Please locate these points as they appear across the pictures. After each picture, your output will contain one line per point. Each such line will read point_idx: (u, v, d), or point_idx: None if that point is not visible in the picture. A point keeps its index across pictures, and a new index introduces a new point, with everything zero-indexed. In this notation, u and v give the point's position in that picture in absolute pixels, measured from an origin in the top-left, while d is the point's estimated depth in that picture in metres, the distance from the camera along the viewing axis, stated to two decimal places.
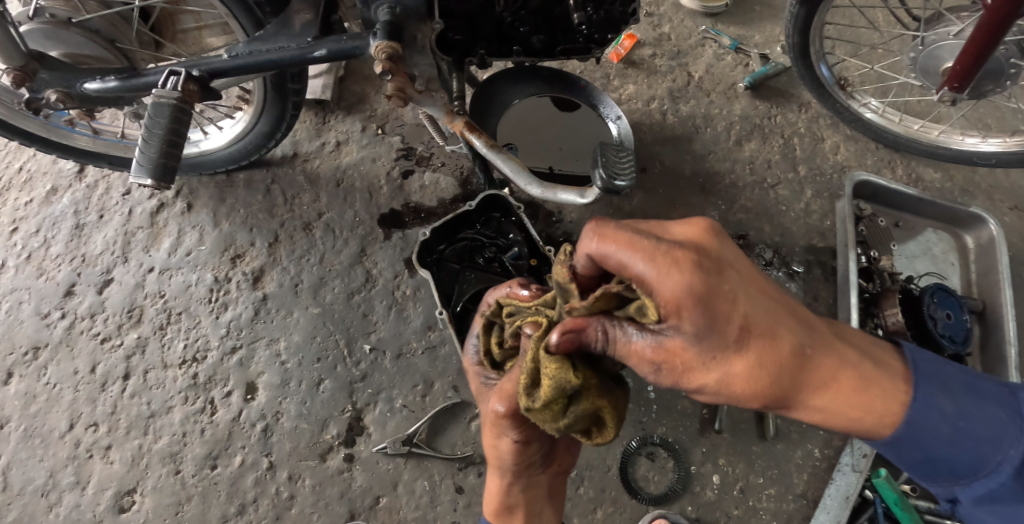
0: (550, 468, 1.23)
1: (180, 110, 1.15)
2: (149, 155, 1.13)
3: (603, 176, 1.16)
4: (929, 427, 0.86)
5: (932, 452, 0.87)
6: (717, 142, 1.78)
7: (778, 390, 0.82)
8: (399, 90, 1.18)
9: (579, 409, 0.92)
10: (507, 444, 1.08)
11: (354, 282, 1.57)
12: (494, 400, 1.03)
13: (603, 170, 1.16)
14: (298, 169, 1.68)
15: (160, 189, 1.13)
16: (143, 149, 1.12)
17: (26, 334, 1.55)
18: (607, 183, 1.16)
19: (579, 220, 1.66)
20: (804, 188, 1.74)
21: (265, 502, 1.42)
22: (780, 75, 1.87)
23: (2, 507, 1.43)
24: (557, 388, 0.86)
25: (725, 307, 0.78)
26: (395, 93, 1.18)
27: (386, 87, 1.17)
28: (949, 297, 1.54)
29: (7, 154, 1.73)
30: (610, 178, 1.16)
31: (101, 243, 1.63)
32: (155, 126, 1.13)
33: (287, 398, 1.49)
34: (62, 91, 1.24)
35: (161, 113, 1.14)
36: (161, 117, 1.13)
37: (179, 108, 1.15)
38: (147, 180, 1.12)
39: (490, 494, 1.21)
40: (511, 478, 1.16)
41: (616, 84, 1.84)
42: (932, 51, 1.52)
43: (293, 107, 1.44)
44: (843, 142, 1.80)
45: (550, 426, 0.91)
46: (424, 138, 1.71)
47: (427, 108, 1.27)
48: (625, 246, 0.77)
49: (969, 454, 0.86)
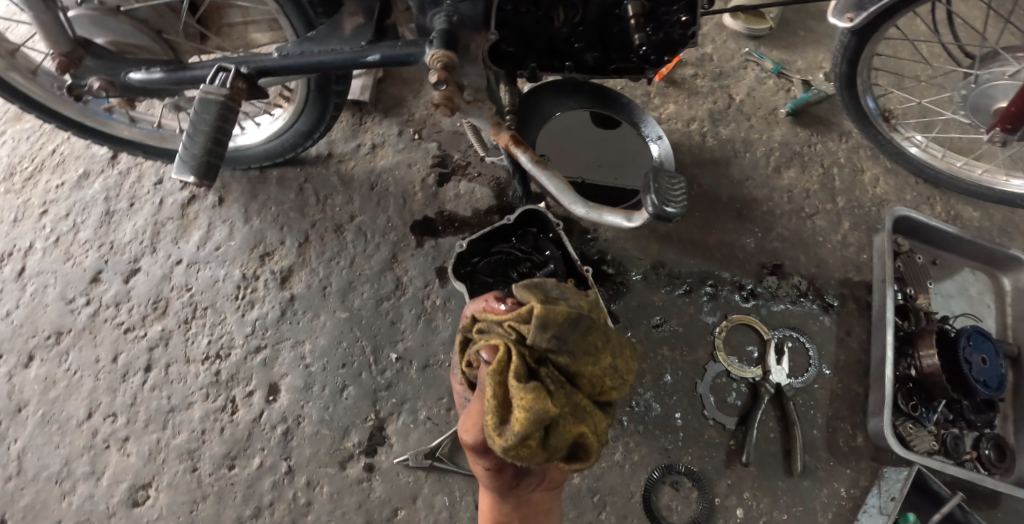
0: (541, 485, 1.10)
1: (228, 108, 1.12)
2: (193, 151, 1.10)
3: (654, 202, 1.14)
4: None
5: None
6: (756, 168, 1.75)
7: None
8: (447, 99, 1.13)
9: (553, 440, 0.95)
10: (480, 469, 1.01)
11: (383, 289, 1.55)
12: (464, 432, 0.98)
13: (654, 196, 1.14)
14: (332, 169, 1.66)
15: (201, 186, 1.10)
16: (187, 145, 1.10)
17: (49, 318, 1.53)
18: (657, 209, 1.14)
19: (614, 239, 1.64)
20: (842, 220, 1.71)
21: (281, 507, 1.40)
22: (822, 103, 1.85)
23: (16, 492, 1.41)
24: (532, 420, 0.89)
25: None
26: (443, 102, 1.13)
27: (435, 96, 1.13)
28: (985, 341, 1.50)
29: (41, 136, 1.73)
30: (660, 204, 1.14)
31: (130, 231, 1.61)
32: (200, 122, 1.10)
33: (309, 402, 1.46)
34: (106, 80, 1.21)
35: (207, 110, 1.11)
36: (207, 113, 1.11)
37: (226, 105, 1.12)
38: (189, 177, 1.09)
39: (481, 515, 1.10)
40: (499, 496, 1.07)
41: (657, 103, 1.82)
42: (984, 90, 1.50)
43: (335, 109, 1.42)
44: (883, 174, 1.77)
45: (529, 462, 0.92)
46: (461, 147, 1.69)
47: (474, 119, 1.23)
48: None
49: None
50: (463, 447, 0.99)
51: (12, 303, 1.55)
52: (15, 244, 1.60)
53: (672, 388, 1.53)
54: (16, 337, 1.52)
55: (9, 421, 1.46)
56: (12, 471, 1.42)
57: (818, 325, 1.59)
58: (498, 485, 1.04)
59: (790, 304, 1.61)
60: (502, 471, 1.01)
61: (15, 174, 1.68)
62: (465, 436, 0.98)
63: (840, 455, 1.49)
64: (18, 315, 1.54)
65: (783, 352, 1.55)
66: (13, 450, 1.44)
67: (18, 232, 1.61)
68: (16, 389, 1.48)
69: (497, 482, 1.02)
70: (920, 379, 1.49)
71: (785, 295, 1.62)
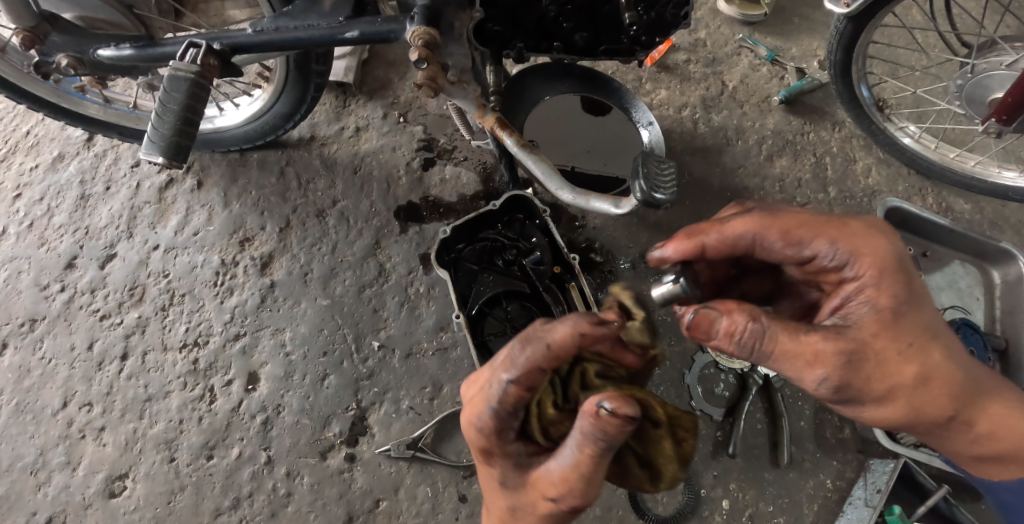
0: None
1: (199, 86, 1.07)
2: (161, 131, 1.05)
3: (643, 188, 1.11)
4: None
5: None
6: (748, 156, 1.73)
7: (914, 387, 0.86)
8: (431, 79, 1.09)
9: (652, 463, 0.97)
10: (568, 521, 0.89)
11: (366, 276, 1.52)
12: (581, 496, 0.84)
13: (643, 181, 1.11)
14: (314, 153, 1.62)
15: (170, 167, 1.05)
16: (156, 124, 1.05)
17: (23, 305, 1.49)
18: (647, 195, 1.11)
19: (603, 226, 1.61)
20: (834, 210, 1.69)
21: (260, 498, 1.37)
22: (816, 91, 1.82)
23: None
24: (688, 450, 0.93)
25: (863, 359, 0.82)
26: (426, 82, 1.10)
27: (418, 76, 1.09)
28: (974, 333, 1.49)
29: (15, 118, 1.67)
30: (650, 191, 1.11)
31: (106, 216, 1.56)
32: (170, 100, 1.05)
33: (290, 391, 1.43)
34: (74, 57, 1.17)
35: (177, 87, 1.06)
36: (177, 91, 1.06)
37: (196, 83, 1.07)
38: (157, 158, 1.04)
39: None
40: None
41: (648, 88, 1.79)
42: (981, 79, 1.47)
43: (316, 90, 1.37)
44: (875, 164, 1.75)
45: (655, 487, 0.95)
46: (447, 130, 1.65)
47: (457, 101, 1.19)
48: (795, 359, 0.81)
49: None
50: (572, 509, 0.85)
51: None
52: None
53: (659, 379, 1.51)
54: None
55: None
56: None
57: None
58: None
59: None
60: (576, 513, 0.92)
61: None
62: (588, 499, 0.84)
63: (827, 447, 1.47)
64: None
65: None
66: None
67: None
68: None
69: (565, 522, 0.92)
70: None
71: None
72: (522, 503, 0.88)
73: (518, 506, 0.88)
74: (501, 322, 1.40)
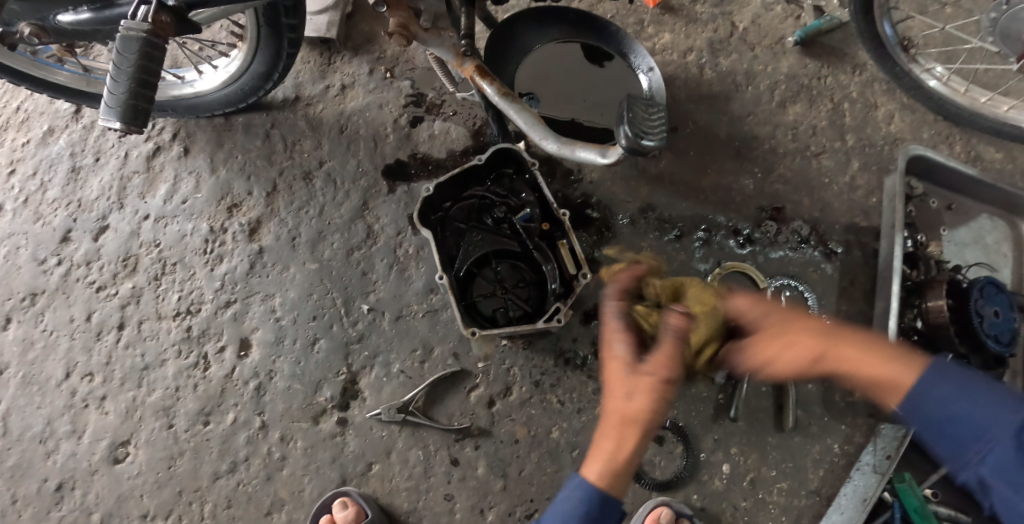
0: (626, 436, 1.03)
1: (151, 45, 1.07)
2: (118, 95, 1.06)
3: (629, 134, 1.03)
4: (938, 394, 0.92)
5: (942, 432, 0.91)
6: (758, 103, 1.62)
7: None
8: (402, 27, 1.16)
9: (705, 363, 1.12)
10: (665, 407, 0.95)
11: (354, 238, 1.48)
12: (670, 366, 0.95)
13: (628, 127, 1.03)
14: (299, 114, 1.56)
15: (131, 132, 1.06)
16: (111, 88, 1.05)
17: (23, 279, 1.48)
18: (632, 140, 1.03)
19: (600, 181, 1.53)
20: (851, 160, 1.58)
21: (256, 461, 1.38)
22: (835, 31, 1.68)
23: (3, 452, 1.41)
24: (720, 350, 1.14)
25: None
26: (397, 30, 1.16)
27: (389, 23, 1.16)
28: (1000, 293, 1.37)
29: (5, 93, 1.61)
30: (637, 137, 1.03)
31: (97, 188, 1.53)
32: (124, 63, 1.05)
33: (281, 357, 1.42)
34: (36, 25, 1.15)
35: (129, 48, 1.05)
36: (130, 52, 1.05)
37: (149, 42, 1.06)
38: (116, 123, 1.05)
39: (607, 442, 0.94)
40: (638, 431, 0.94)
41: (651, 32, 1.68)
42: (1016, 12, 1.33)
43: (291, 45, 1.33)
44: (898, 110, 1.62)
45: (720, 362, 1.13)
46: (435, 84, 1.58)
47: (433, 48, 1.23)
48: None
49: (973, 432, 0.88)
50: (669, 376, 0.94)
51: None
52: None
53: None
54: None
55: None
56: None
57: (818, 274, 1.49)
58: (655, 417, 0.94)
59: (789, 250, 1.50)
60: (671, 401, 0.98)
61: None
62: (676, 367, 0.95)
63: (835, 411, 1.41)
64: None
65: (780, 301, 1.45)
66: None
67: None
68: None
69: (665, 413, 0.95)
70: (927, 331, 1.39)
71: (785, 242, 1.51)
72: (643, 388, 0.94)
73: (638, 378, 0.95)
74: (491, 283, 1.38)
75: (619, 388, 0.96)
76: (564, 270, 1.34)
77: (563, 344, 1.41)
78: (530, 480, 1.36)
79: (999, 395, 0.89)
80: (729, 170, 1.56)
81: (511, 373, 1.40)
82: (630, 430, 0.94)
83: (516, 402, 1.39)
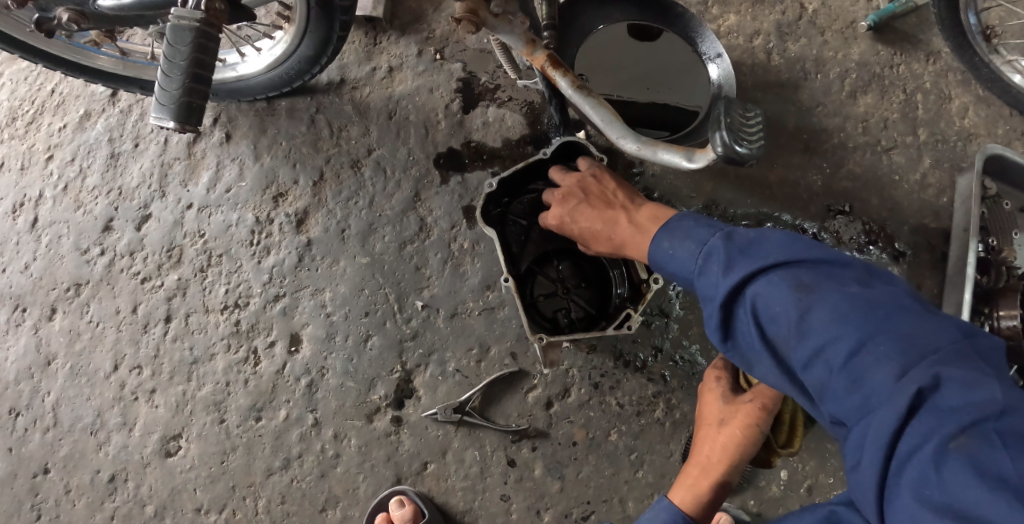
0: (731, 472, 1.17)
1: (205, 36, 0.96)
2: (170, 91, 0.96)
3: (725, 139, 0.97)
4: (770, 310, 0.79)
5: (811, 342, 0.75)
6: (828, 93, 1.54)
7: None
8: (471, 12, 0.99)
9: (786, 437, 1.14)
10: (753, 435, 1.09)
11: (406, 231, 1.43)
12: (762, 398, 1.09)
13: (726, 133, 0.97)
14: (345, 98, 1.48)
15: (185, 132, 0.97)
16: (163, 83, 0.95)
17: (67, 269, 1.44)
18: (728, 148, 0.97)
19: (662, 174, 1.48)
20: (922, 156, 1.51)
21: (310, 459, 1.36)
22: (909, 15, 1.58)
23: (54, 443, 1.39)
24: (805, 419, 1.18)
25: None
26: (466, 16, 1.00)
27: (456, 7, 0.99)
28: None
29: (38, 74, 1.54)
30: (733, 143, 0.97)
31: (137, 175, 1.47)
32: (175, 55, 0.95)
33: (333, 353, 1.39)
34: (74, 10, 1.03)
35: (182, 39, 0.95)
36: (181, 44, 0.95)
37: (202, 32, 0.96)
38: (169, 122, 0.96)
39: (699, 468, 1.13)
40: (727, 459, 1.10)
41: (715, 13, 1.58)
42: None
43: (341, 28, 1.23)
44: (973, 103, 1.53)
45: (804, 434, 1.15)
46: (489, 67, 1.49)
47: (502, 35, 1.08)
48: None
49: (824, 341, 0.74)
50: (756, 409, 1.09)
51: (29, 255, 1.45)
52: (24, 193, 1.48)
53: None
54: (36, 290, 1.44)
55: (40, 373, 1.41)
56: (49, 423, 1.40)
57: None
58: (743, 444, 1.09)
59: (856, 251, 1.46)
60: (759, 439, 1.09)
61: (15, 118, 1.52)
62: (762, 398, 1.09)
63: None
64: (36, 268, 1.45)
65: None
66: (47, 401, 1.40)
67: (26, 180, 1.48)
68: (43, 342, 1.42)
69: (751, 440, 1.09)
70: None
71: (849, 242, 1.46)
72: (731, 419, 1.11)
73: (729, 412, 1.12)
74: (552, 282, 1.33)
75: (715, 416, 1.14)
76: (633, 274, 1.28)
77: (623, 346, 1.38)
78: (587, 483, 1.35)
79: (786, 287, 0.79)
80: (795, 165, 1.49)
81: (570, 374, 1.37)
82: (720, 458, 1.11)
83: (574, 404, 1.36)
